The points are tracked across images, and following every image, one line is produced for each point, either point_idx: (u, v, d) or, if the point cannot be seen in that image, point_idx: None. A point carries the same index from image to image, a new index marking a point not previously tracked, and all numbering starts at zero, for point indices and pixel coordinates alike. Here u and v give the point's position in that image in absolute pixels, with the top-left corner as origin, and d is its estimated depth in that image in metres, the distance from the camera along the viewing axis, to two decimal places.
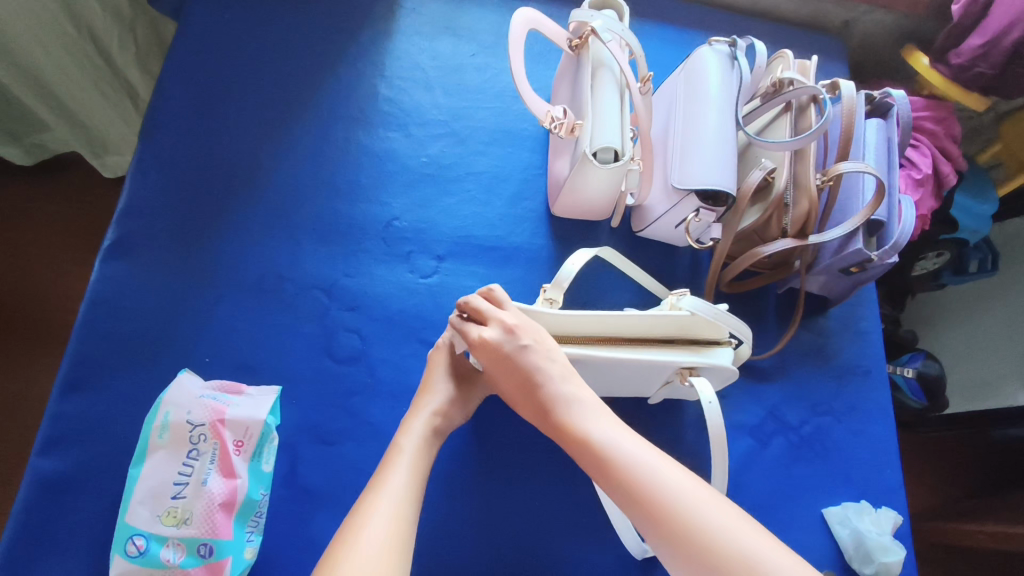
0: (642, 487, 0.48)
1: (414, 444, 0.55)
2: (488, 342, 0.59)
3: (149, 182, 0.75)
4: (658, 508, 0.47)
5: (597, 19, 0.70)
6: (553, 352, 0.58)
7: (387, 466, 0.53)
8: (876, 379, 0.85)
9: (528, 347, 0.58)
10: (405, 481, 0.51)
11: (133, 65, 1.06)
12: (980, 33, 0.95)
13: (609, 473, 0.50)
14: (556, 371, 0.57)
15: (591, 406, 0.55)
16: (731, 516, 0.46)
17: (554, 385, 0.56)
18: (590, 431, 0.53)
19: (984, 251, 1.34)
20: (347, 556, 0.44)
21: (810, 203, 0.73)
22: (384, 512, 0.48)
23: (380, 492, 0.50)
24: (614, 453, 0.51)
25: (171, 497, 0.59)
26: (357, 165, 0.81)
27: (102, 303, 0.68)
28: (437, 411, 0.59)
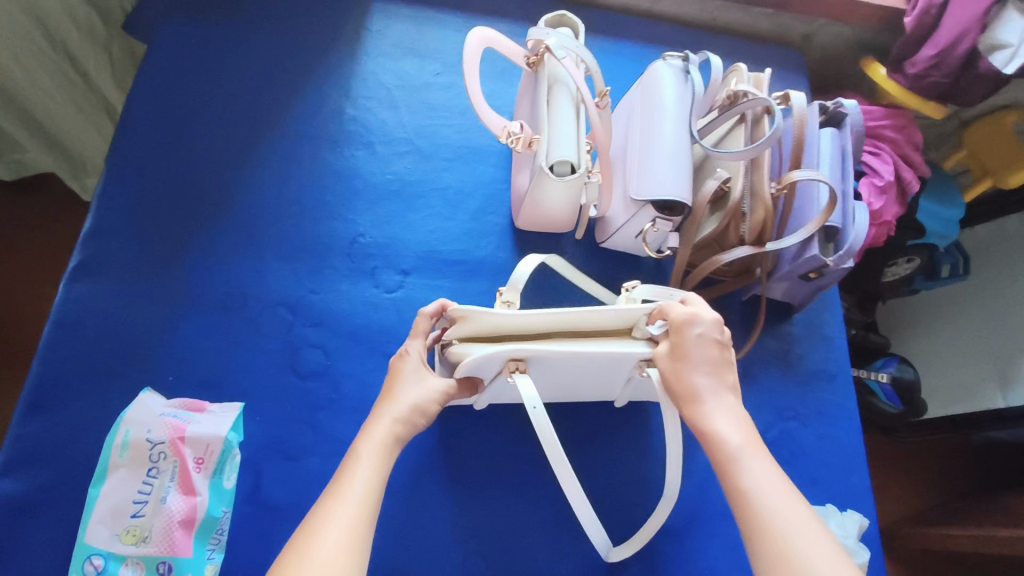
0: (758, 511, 0.49)
1: (375, 451, 0.53)
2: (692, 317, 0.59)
3: (116, 203, 0.76)
4: (769, 533, 0.47)
5: (552, 37, 0.71)
6: (725, 360, 0.59)
7: (345, 472, 0.51)
8: (841, 382, 0.86)
9: (705, 336, 0.59)
10: (363, 490, 0.49)
11: (108, 81, 1.08)
12: (933, 44, 0.98)
13: (728, 477, 0.52)
14: (724, 375, 0.58)
15: (733, 413, 0.55)
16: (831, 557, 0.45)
17: (715, 383, 0.57)
18: (728, 436, 0.53)
19: (956, 255, 1.37)
20: (298, 563, 0.43)
21: (766, 212, 0.75)
22: (337, 526, 0.46)
23: (336, 501, 0.48)
24: (736, 463, 0.52)
25: (131, 516, 0.59)
26: (324, 184, 0.82)
27: (67, 324, 0.69)
28: (401, 419, 0.56)
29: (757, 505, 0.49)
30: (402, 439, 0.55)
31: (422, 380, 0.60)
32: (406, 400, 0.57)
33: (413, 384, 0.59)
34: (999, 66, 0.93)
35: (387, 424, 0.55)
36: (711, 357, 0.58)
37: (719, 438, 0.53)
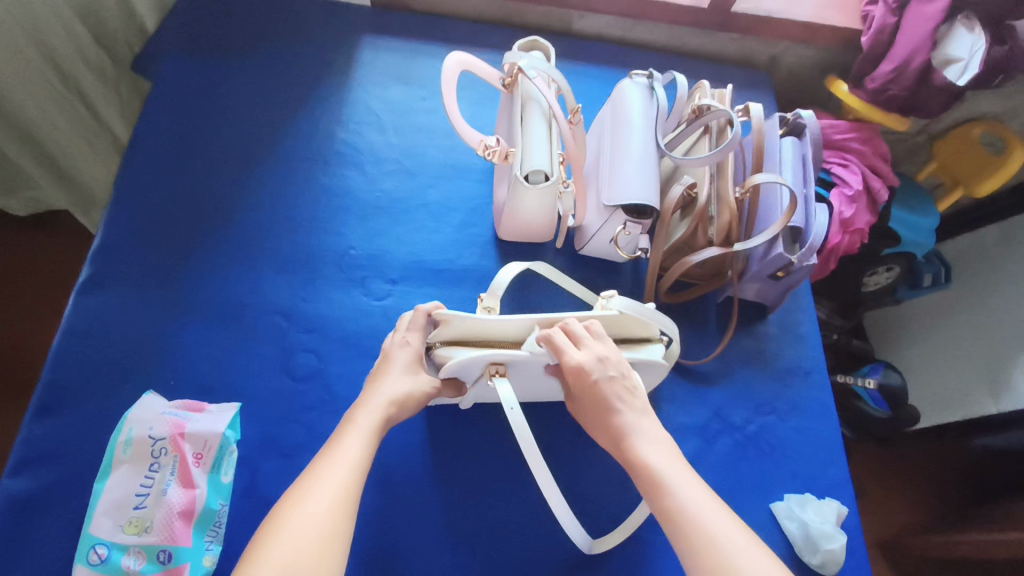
0: (692, 528, 0.52)
1: (369, 421, 0.57)
2: (585, 365, 0.61)
3: (123, 223, 0.81)
4: (705, 548, 0.50)
5: (524, 60, 0.78)
6: (634, 392, 0.62)
7: (337, 440, 0.55)
8: (816, 378, 0.89)
9: (604, 378, 0.61)
10: (349, 459, 0.53)
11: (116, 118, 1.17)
12: (890, 59, 1.04)
13: (660, 500, 0.54)
14: (635, 404, 0.61)
15: (656, 439, 0.58)
16: (763, 562, 0.49)
17: (633, 417, 0.60)
18: (655, 461, 0.56)
19: (937, 265, 1.41)
20: (291, 510, 0.48)
21: (731, 215, 0.79)
22: (324, 489, 0.49)
23: (324, 466, 0.52)
24: (666, 485, 0.54)
25: (133, 508, 0.62)
26: (317, 202, 0.88)
27: (76, 333, 0.73)
28: (397, 400, 0.60)
29: (691, 522, 0.52)
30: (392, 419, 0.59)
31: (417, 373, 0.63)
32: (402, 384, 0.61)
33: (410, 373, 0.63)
34: (953, 79, 1.00)
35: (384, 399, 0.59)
36: (616, 393, 0.61)
37: (647, 464, 0.56)
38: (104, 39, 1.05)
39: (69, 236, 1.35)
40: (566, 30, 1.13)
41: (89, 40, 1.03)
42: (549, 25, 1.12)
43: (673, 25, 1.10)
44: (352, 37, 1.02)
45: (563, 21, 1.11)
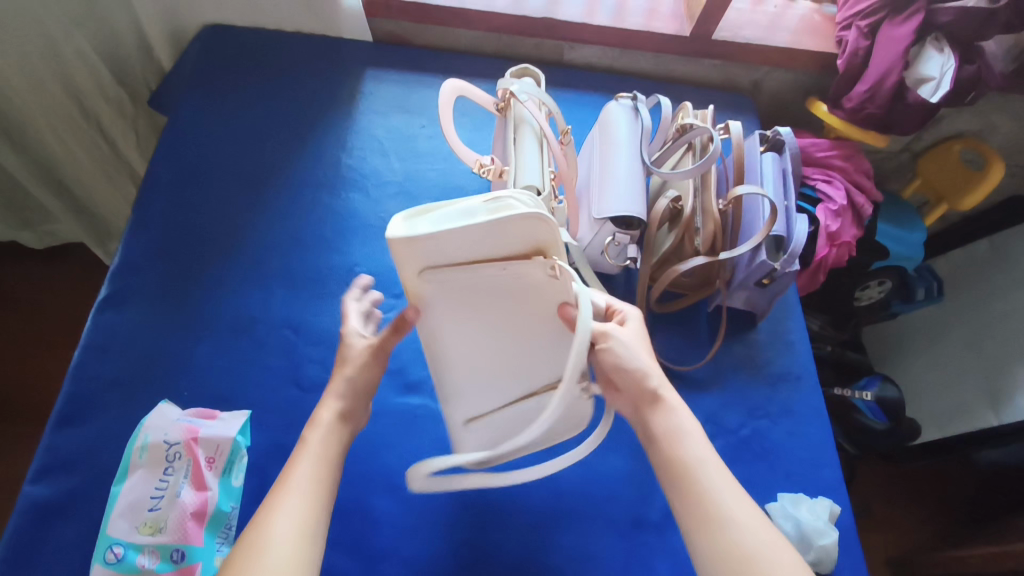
0: (695, 480, 0.55)
1: (320, 436, 0.57)
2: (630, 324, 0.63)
3: (140, 245, 0.86)
4: (704, 502, 0.54)
5: (515, 84, 0.84)
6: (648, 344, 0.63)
7: (291, 465, 0.54)
8: (807, 382, 0.92)
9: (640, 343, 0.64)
10: (305, 477, 0.53)
11: (132, 150, 1.23)
12: (865, 81, 1.09)
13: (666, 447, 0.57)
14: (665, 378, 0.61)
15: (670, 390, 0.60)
16: (755, 518, 0.53)
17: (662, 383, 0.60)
18: (674, 412, 0.59)
19: (930, 279, 1.43)
20: (251, 556, 0.47)
21: (714, 225, 0.83)
22: (288, 507, 0.51)
23: (281, 488, 0.52)
24: (675, 436, 0.57)
25: (148, 510, 0.65)
26: (324, 223, 0.92)
27: (95, 348, 0.77)
28: (344, 403, 0.60)
29: (704, 486, 0.54)
30: (347, 417, 0.59)
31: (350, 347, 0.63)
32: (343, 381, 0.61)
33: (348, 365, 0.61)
34: (927, 96, 1.06)
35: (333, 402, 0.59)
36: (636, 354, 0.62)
37: (666, 413, 0.58)
38: (124, 76, 1.12)
39: (84, 266, 1.40)
40: (558, 60, 1.19)
41: (110, 78, 1.10)
42: (541, 56, 1.18)
43: (659, 53, 1.16)
44: (356, 71, 1.08)
45: (555, 52, 1.17)
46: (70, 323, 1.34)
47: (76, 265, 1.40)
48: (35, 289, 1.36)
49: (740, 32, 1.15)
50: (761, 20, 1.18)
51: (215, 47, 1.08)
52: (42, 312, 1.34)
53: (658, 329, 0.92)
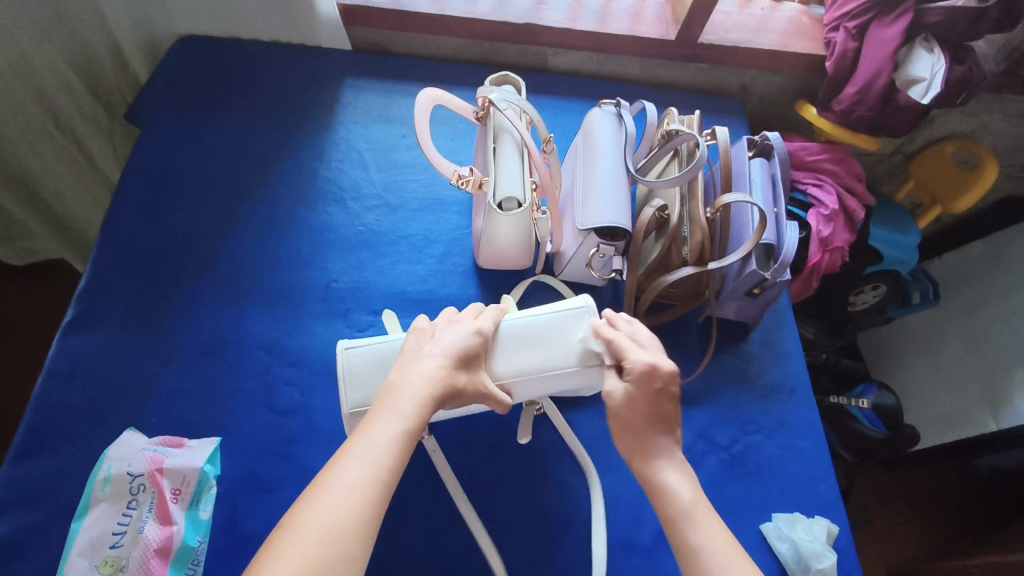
0: (700, 560, 0.54)
1: (411, 412, 0.53)
2: (660, 368, 0.63)
3: (108, 265, 0.83)
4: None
5: (495, 92, 0.81)
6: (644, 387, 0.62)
7: (372, 426, 0.51)
8: (801, 394, 0.89)
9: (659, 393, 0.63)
10: (376, 451, 0.49)
11: (110, 161, 1.22)
12: (853, 83, 1.07)
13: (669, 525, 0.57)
14: (677, 434, 0.63)
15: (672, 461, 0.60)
16: None
17: (673, 442, 0.62)
18: (678, 493, 0.58)
19: (924, 282, 1.43)
20: (300, 520, 0.44)
21: (702, 234, 0.80)
22: (348, 485, 0.46)
23: (347, 457, 0.48)
24: (677, 512, 0.57)
25: (110, 547, 0.61)
26: (300, 238, 0.89)
27: (58, 374, 0.74)
28: (443, 393, 0.56)
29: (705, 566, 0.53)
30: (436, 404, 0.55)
31: (467, 370, 0.60)
32: (447, 373, 0.57)
33: (461, 363, 0.59)
34: (918, 97, 1.04)
35: (439, 383, 0.56)
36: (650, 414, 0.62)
37: (671, 494, 0.58)
38: (99, 90, 1.11)
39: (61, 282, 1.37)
40: (542, 66, 1.17)
41: (84, 91, 1.08)
42: (525, 63, 1.16)
43: (645, 58, 1.14)
44: (334, 81, 1.05)
45: (539, 58, 1.15)
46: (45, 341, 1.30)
47: (55, 282, 1.36)
48: (11, 307, 1.32)
49: (726, 35, 1.12)
50: (748, 23, 1.16)
51: (189, 59, 1.05)
52: (16, 331, 1.30)
53: None
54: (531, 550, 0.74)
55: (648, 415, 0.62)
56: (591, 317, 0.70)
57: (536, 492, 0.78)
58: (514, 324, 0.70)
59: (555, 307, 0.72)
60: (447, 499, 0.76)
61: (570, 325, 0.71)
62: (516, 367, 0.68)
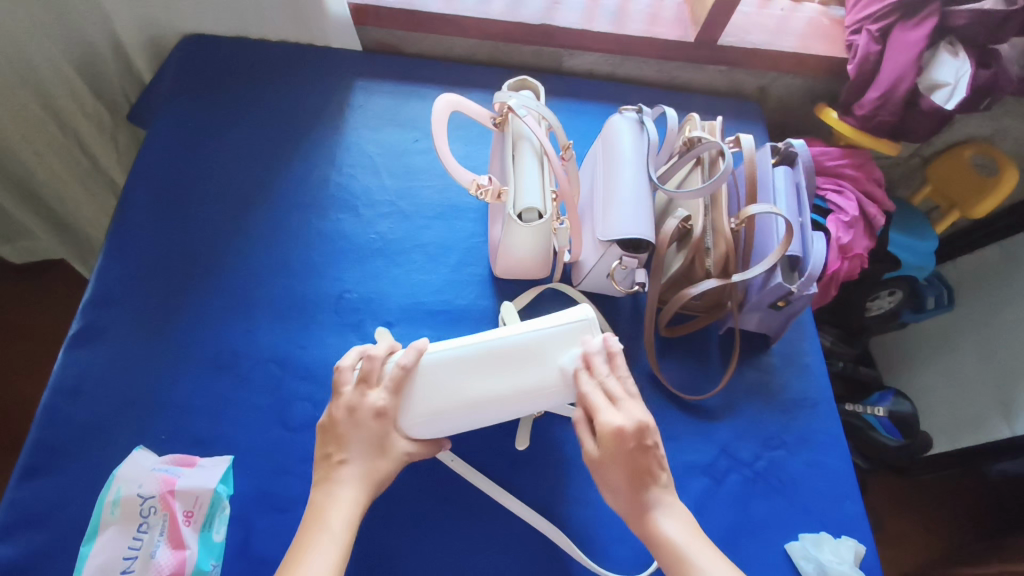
0: None
1: (341, 523, 0.58)
2: (626, 428, 0.62)
3: (113, 275, 0.81)
4: None
5: (514, 97, 0.78)
6: (621, 448, 0.62)
7: (307, 544, 0.56)
8: (824, 408, 0.87)
9: (638, 448, 0.62)
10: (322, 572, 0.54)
11: (114, 163, 1.19)
12: (876, 87, 1.04)
13: (677, 570, 0.58)
14: (662, 479, 0.63)
15: (666, 507, 0.62)
16: None
17: (660, 490, 0.63)
18: (674, 537, 0.60)
19: (938, 287, 1.40)
20: None
21: (726, 246, 0.78)
22: None
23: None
24: (682, 557, 0.59)
25: (121, 573, 0.60)
26: (311, 247, 0.87)
27: (64, 390, 0.72)
28: (369, 489, 0.62)
29: None
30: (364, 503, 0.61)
31: (389, 449, 0.64)
32: (369, 470, 0.62)
33: (380, 451, 0.64)
34: (941, 102, 1.01)
35: (363, 487, 0.61)
36: (633, 471, 0.62)
37: (667, 541, 0.60)
38: (102, 90, 1.08)
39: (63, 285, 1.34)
40: (557, 67, 1.14)
41: (86, 90, 1.05)
42: (540, 64, 1.13)
43: (662, 60, 1.11)
44: (345, 83, 1.03)
45: (554, 60, 1.12)
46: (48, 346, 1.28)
47: (57, 285, 1.34)
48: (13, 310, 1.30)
49: (745, 37, 1.10)
50: (767, 24, 1.13)
51: (195, 58, 1.02)
52: (19, 335, 1.28)
53: (665, 354, 0.87)
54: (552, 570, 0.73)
55: (628, 473, 0.62)
56: (592, 331, 0.69)
57: (555, 510, 0.76)
58: (513, 339, 0.68)
59: (555, 319, 0.69)
60: (465, 518, 0.74)
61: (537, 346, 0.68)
62: (518, 386, 0.67)
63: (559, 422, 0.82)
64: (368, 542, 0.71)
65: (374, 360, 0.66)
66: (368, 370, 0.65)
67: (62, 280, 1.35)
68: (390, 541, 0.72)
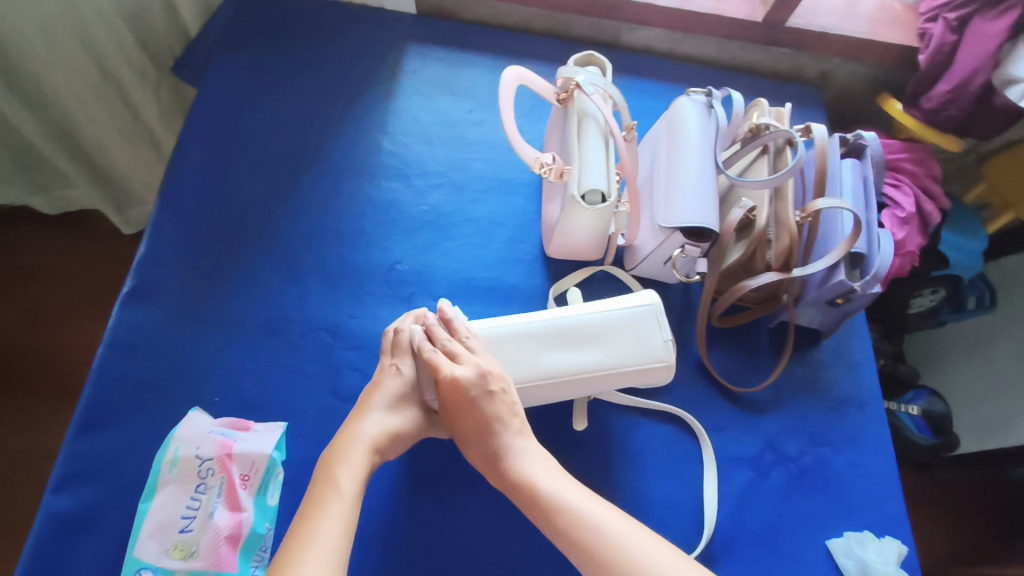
0: (573, 527, 0.56)
1: (353, 486, 0.58)
2: (461, 381, 0.63)
3: (166, 233, 0.80)
4: (595, 542, 0.55)
5: (581, 74, 0.75)
6: (485, 390, 0.64)
7: (319, 502, 0.56)
8: (872, 408, 0.86)
9: (485, 394, 0.64)
10: (333, 537, 0.53)
11: (156, 118, 1.18)
12: (948, 79, 1.00)
13: (535, 503, 0.59)
14: (514, 423, 0.64)
15: (529, 449, 0.63)
16: (646, 540, 0.55)
17: (511, 434, 0.63)
18: (527, 469, 0.61)
19: (981, 287, 1.33)
20: None
21: (791, 239, 0.76)
22: (314, 564, 0.50)
23: (307, 544, 0.52)
24: (539, 488, 0.59)
25: (179, 531, 0.62)
26: (362, 215, 0.86)
27: (118, 346, 0.73)
28: (378, 447, 0.63)
29: (582, 524, 0.56)
30: (374, 460, 0.62)
31: (403, 408, 0.66)
32: (385, 426, 0.64)
33: (395, 411, 0.66)
34: (1014, 100, 0.95)
35: (368, 446, 0.62)
36: (481, 418, 0.63)
37: (518, 471, 0.61)
38: (148, 40, 1.05)
39: (96, 234, 1.33)
40: (613, 42, 1.10)
41: (133, 41, 1.03)
42: (596, 38, 1.09)
43: (724, 38, 1.07)
44: (397, 47, 1.00)
45: (612, 33, 1.08)
46: (77, 296, 1.27)
47: (91, 235, 1.33)
48: (46, 258, 1.30)
49: (815, 20, 1.06)
50: (837, 6, 1.09)
51: (245, 13, 0.99)
52: (52, 282, 1.28)
53: (715, 344, 0.86)
54: None
55: (472, 422, 0.64)
56: (657, 315, 0.71)
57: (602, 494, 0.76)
58: (557, 322, 0.71)
59: (619, 303, 0.72)
60: (512, 496, 0.74)
61: (571, 329, 0.70)
62: (565, 365, 0.70)
63: (607, 407, 0.80)
64: (417, 515, 0.71)
65: (401, 333, 0.70)
66: (395, 342, 0.70)
67: (95, 229, 1.34)
68: (437, 515, 0.71)
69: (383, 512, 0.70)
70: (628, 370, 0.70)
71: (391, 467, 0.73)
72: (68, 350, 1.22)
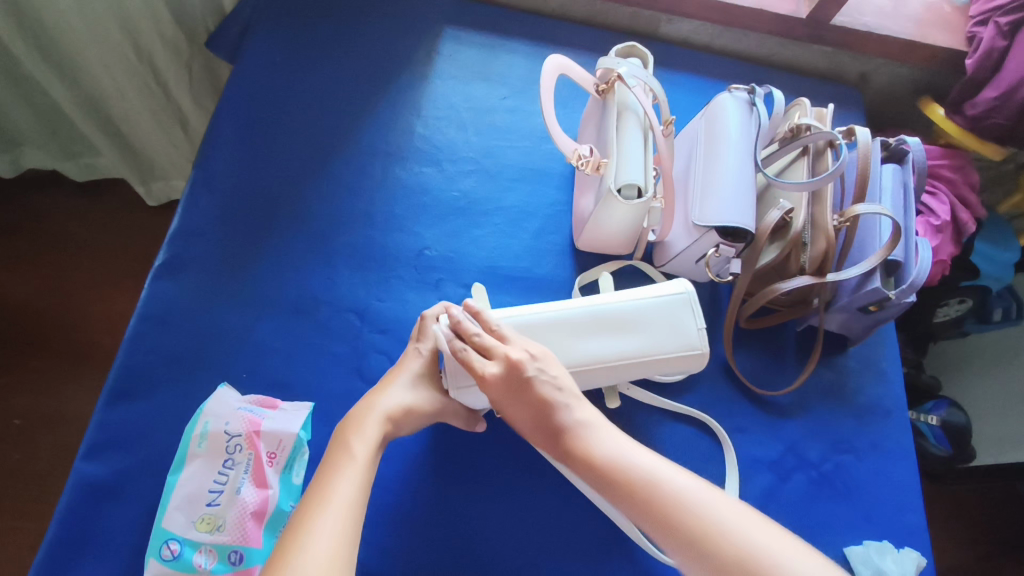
0: (623, 474, 0.56)
1: (366, 452, 0.58)
2: (493, 377, 0.62)
3: (199, 207, 0.80)
4: (645, 491, 0.54)
5: (623, 66, 0.76)
6: (524, 380, 0.61)
7: (333, 473, 0.55)
8: (897, 418, 0.85)
9: (538, 377, 0.62)
10: (345, 502, 0.53)
11: (186, 96, 1.14)
12: (994, 86, 0.98)
13: (574, 451, 0.59)
14: (567, 397, 0.61)
15: (597, 423, 0.60)
16: (698, 489, 0.54)
17: (566, 410, 0.61)
18: (577, 420, 0.60)
19: (1009, 300, 1.27)
20: (296, 557, 0.47)
21: (827, 243, 0.75)
22: (326, 528, 0.50)
23: (320, 510, 0.52)
24: (586, 438, 0.59)
25: (206, 504, 0.63)
26: (393, 199, 0.86)
27: (150, 318, 0.73)
28: (393, 419, 0.63)
29: (624, 471, 0.56)
30: (388, 433, 0.62)
31: (422, 387, 0.67)
32: (403, 400, 0.65)
33: (413, 387, 0.66)
34: None
35: (383, 417, 0.62)
36: (531, 396, 0.61)
37: (571, 424, 0.60)
38: (183, 15, 1.02)
39: (122, 203, 1.34)
40: (651, 33, 1.08)
41: (168, 16, 1.00)
42: (635, 28, 1.07)
43: (766, 34, 1.05)
44: (433, 29, 0.99)
45: (650, 24, 1.07)
46: (101, 265, 1.28)
47: (117, 204, 1.34)
48: (72, 226, 1.30)
49: (860, 18, 1.03)
50: (883, 5, 1.06)
51: None
52: (78, 249, 1.29)
53: (741, 346, 0.86)
54: (620, 548, 0.72)
55: (524, 406, 0.62)
56: (691, 304, 0.71)
57: None
58: (590, 310, 0.70)
59: (651, 293, 0.71)
60: (534, 487, 0.73)
61: (606, 316, 0.70)
62: (605, 351, 0.69)
63: (630, 404, 0.80)
64: (437, 501, 0.71)
65: (428, 319, 0.70)
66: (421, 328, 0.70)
67: (122, 197, 1.35)
68: (458, 502, 0.71)
69: (403, 496, 0.70)
70: (665, 355, 0.70)
71: (414, 452, 0.73)
72: (88, 317, 1.23)
